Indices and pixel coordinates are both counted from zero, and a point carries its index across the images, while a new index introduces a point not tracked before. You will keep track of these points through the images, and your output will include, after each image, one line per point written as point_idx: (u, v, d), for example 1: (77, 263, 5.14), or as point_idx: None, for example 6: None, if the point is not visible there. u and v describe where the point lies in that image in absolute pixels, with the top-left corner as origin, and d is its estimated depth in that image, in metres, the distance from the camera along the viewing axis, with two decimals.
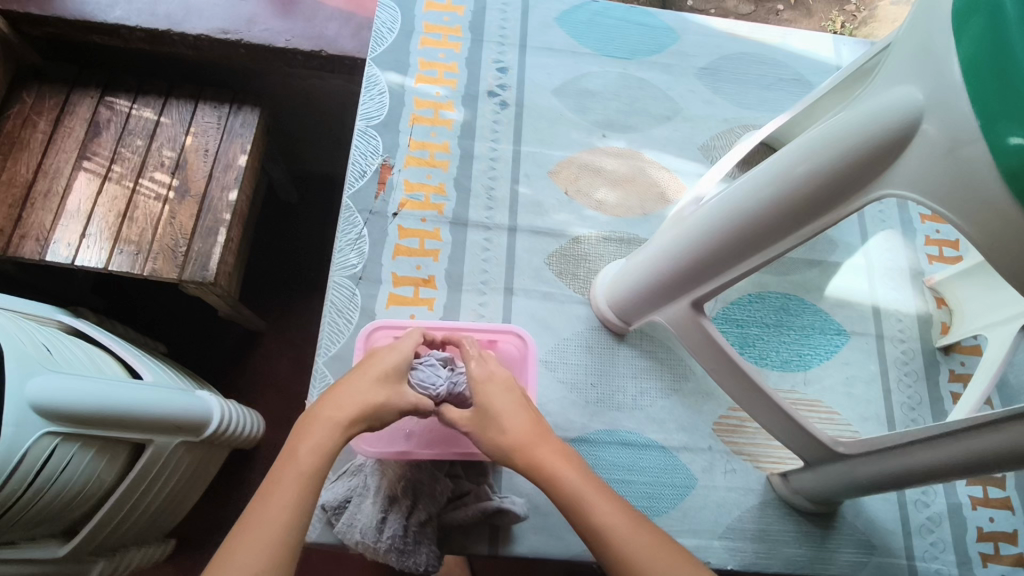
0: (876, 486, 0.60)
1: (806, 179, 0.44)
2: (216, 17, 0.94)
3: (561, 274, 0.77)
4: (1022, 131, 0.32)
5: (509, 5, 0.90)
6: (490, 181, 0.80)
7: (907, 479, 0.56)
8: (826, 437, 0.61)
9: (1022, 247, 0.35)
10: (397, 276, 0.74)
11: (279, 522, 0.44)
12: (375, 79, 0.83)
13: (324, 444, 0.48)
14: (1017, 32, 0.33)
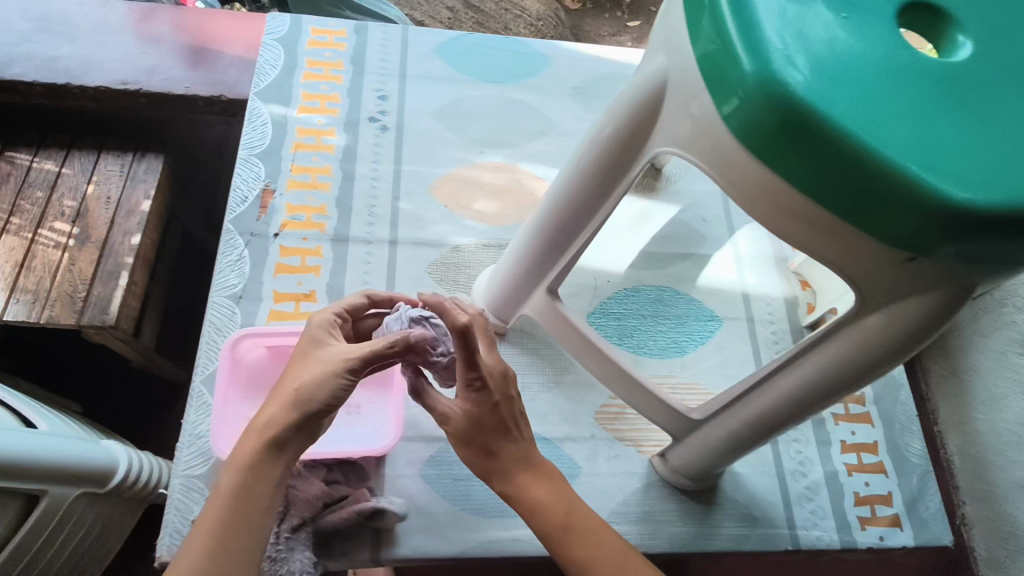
0: (731, 448, 0.63)
1: (599, 146, 0.49)
2: (117, 70, 1.02)
3: (442, 281, 0.80)
4: (728, 75, 0.38)
5: (389, 38, 0.95)
6: (371, 199, 0.83)
7: (749, 434, 0.59)
8: (680, 406, 0.65)
9: (751, 181, 0.40)
10: (278, 293, 0.76)
11: (223, 533, 0.46)
12: (258, 111, 0.86)
13: (264, 453, 0.48)
14: None
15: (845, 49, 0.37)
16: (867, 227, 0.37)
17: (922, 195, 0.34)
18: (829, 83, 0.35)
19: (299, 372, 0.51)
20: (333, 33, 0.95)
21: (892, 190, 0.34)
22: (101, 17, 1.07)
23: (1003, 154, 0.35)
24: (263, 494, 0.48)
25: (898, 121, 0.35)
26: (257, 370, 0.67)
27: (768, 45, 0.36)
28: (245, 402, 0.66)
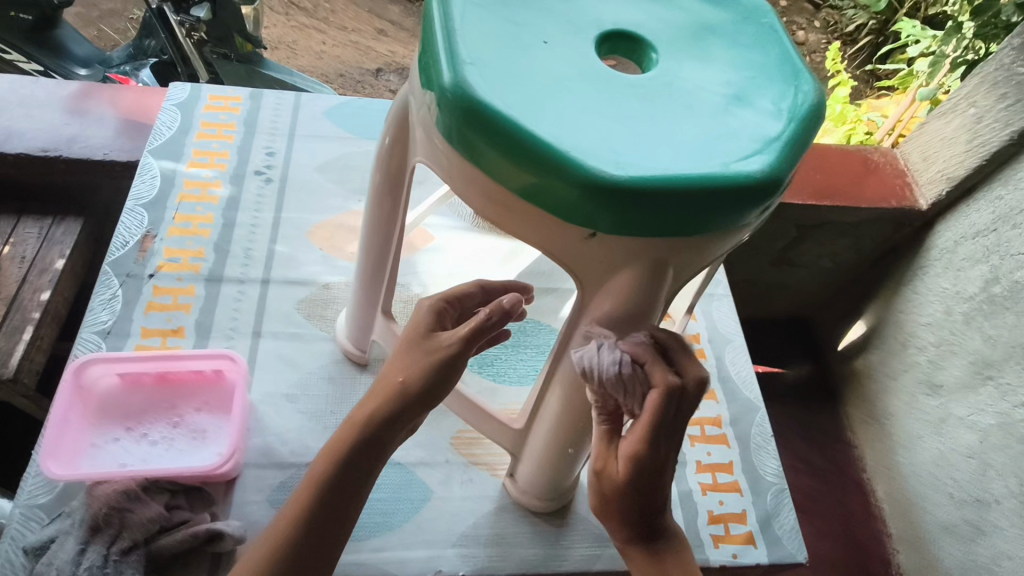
0: (550, 453, 0.67)
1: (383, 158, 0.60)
2: (37, 138, 1.10)
3: (309, 316, 0.85)
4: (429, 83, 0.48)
5: (281, 104, 1.06)
6: (249, 243, 0.89)
7: (557, 431, 0.65)
8: (504, 416, 0.71)
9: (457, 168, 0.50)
10: (146, 329, 0.79)
11: (307, 536, 0.51)
12: (149, 166, 0.93)
13: (354, 447, 0.51)
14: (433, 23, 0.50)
15: (527, 71, 0.47)
16: (552, 207, 0.45)
17: (573, 170, 0.42)
18: (502, 89, 0.45)
19: (408, 358, 0.52)
20: (229, 99, 1.04)
21: (553, 168, 0.43)
22: (32, 93, 1.15)
23: (644, 144, 0.44)
24: (345, 484, 0.51)
25: (560, 119, 0.44)
26: (107, 397, 0.71)
27: (461, 64, 0.46)
28: (89, 427, 0.68)
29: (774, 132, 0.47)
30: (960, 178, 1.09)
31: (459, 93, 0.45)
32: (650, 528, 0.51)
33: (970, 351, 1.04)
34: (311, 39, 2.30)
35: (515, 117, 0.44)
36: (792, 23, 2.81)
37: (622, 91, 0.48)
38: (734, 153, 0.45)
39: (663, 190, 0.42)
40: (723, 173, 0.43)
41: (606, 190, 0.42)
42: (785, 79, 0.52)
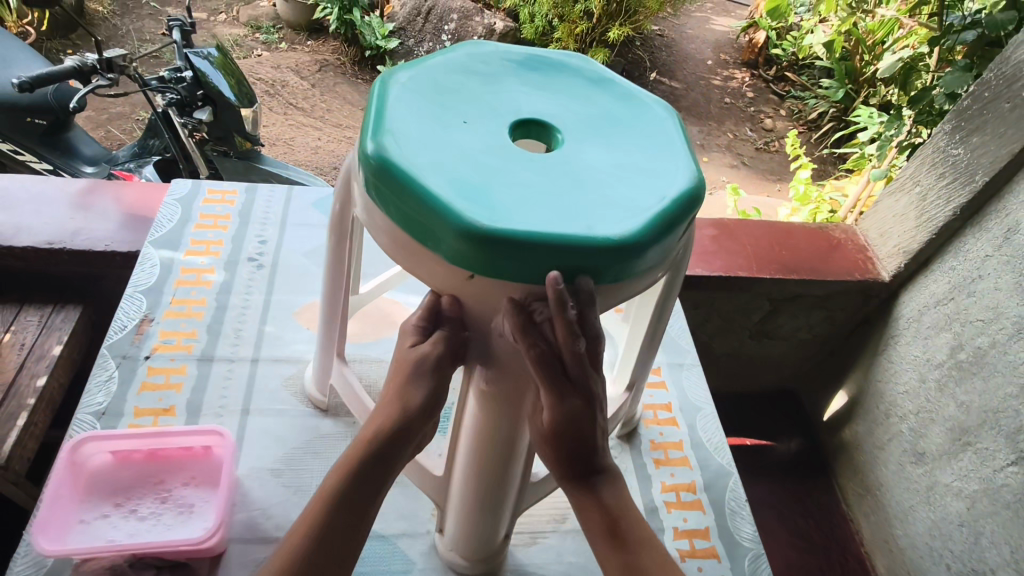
0: (468, 500, 0.72)
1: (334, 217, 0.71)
2: (44, 231, 1.15)
3: (295, 393, 0.89)
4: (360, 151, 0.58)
5: (274, 196, 1.14)
6: (239, 324, 0.94)
7: (471, 474, 0.70)
8: (429, 465, 0.76)
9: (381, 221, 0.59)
10: (139, 408, 0.83)
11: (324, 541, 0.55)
12: (149, 256, 1.00)
13: (367, 461, 0.59)
14: (372, 105, 0.60)
15: (439, 146, 0.57)
16: (442, 250, 0.54)
17: (457, 223, 0.51)
18: (411, 157, 0.55)
19: (402, 381, 0.62)
20: (226, 193, 1.12)
21: (440, 219, 0.52)
22: (40, 191, 1.22)
23: (521, 207, 0.53)
24: (359, 495, 0.57)
25: (455, 182, 0.54)
26: (97, 474, 0.73)
27: (386, 138, 0.56)
28: (79, 504, 0.71)
29: (641, 209, 0.55)
30: (915, 251, 1.17)
31: (377, 158, 0.54)
32: (587, 465, 0.61)
33: (946, 418, 1.06)
34: (307, 136, 2.46)
35: (418, 177, 0.53)
36: (760, 112, 3.04)
37: (517, 168, 0.57)
38: (597, 219, 0.53)
39: (527, 243, 0.51)
40: (582, 235, 0.52)
41: (482, 239, 0.51)
42: (665, 167, 0.60)
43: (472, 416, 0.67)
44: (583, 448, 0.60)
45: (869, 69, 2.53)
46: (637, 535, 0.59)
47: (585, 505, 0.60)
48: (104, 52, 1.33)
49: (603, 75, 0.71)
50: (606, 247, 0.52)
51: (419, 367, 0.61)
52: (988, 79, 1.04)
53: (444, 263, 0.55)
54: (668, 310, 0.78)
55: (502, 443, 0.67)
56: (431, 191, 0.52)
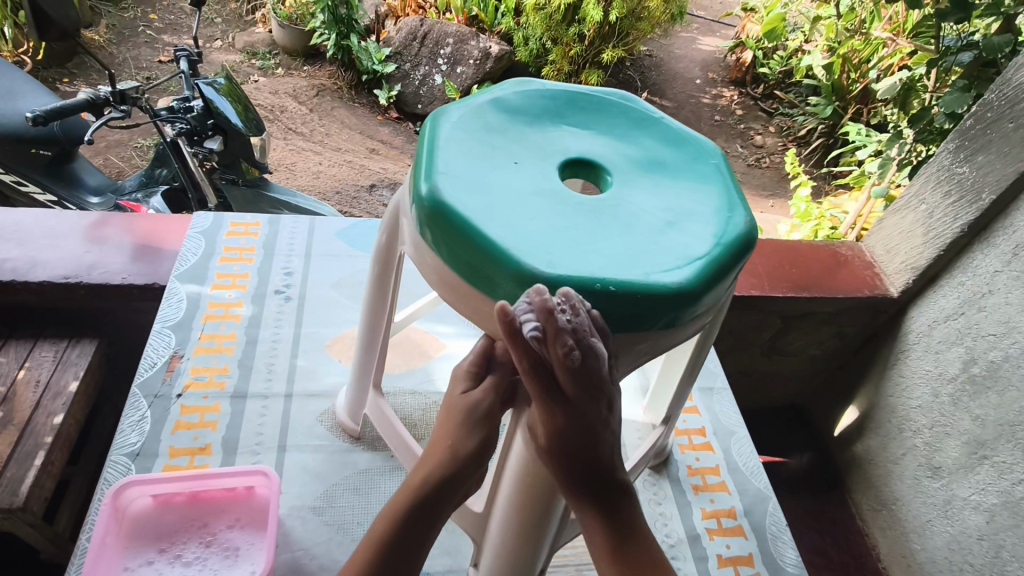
0: (506, 541, 0.70)
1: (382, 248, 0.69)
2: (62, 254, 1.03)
3: (331, 428, 0.88)
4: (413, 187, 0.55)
5: (296, 228, 1.16)
6: (271, 359, 0.94)
7: (511, 517, 0.67)
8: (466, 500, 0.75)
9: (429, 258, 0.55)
10: (174, 448, 0.82)
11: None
12: (176, 290, 1.00)
13: (414, 510, 0.55)
14: (425, 143, 0.57)
15: (490, 185, 0.54)
16: (495, 296, 0.51)
17: (513, 268, 0.48)
18: (466, 196, 0.52)
19: (452, 428, 0.59)
20: (249, 225, 1.14)
21: (496, 263, 0.49)
22: (57, 224, 1.06)
23: (575, 250, 0.50)
24: (407, 544, 0.54)
25: (508, 223, 0.51)
26: (140, 519, 0.72)
27: (439, 177, 0.53)
28: (123, 550, 0.70)
29: (699, 253, 0.52)
30: (923, 268, 1.18)
31: (430, 199, 0.51)
32: (602, 485, 0.57)
33: (962, 432, 1.07)
34: (308, 161, 2.44)
35: (473, 219, 0.50)
36: (750, 128, 3.09)
37: (569, 209, 0.54)
38: (655, 264, 0.50)
39: (586, 290, 0.48)
40: (641, 282, 0.49)
41: (538, 285, 0.48)
42: (715, 211, 0.57)
43: (513, 461, 0.64)
44: (595, 467, 0.55)
45: (857, 87, 2.55)
46: (640, 553, 0.56)
47: (596, 531, 0.57)
48: (117, 85, 1.33)
49: (649, 115, 0.68)
50: (666, 294, 0.49)
51: (471, 416, 0.58)
52: (989, 100, 1.05)
53: (494, 307, 0.52)
54: (704, 354, 0.74)
55: (545, 490, 0.64)
56: (485, 234, 0.49)
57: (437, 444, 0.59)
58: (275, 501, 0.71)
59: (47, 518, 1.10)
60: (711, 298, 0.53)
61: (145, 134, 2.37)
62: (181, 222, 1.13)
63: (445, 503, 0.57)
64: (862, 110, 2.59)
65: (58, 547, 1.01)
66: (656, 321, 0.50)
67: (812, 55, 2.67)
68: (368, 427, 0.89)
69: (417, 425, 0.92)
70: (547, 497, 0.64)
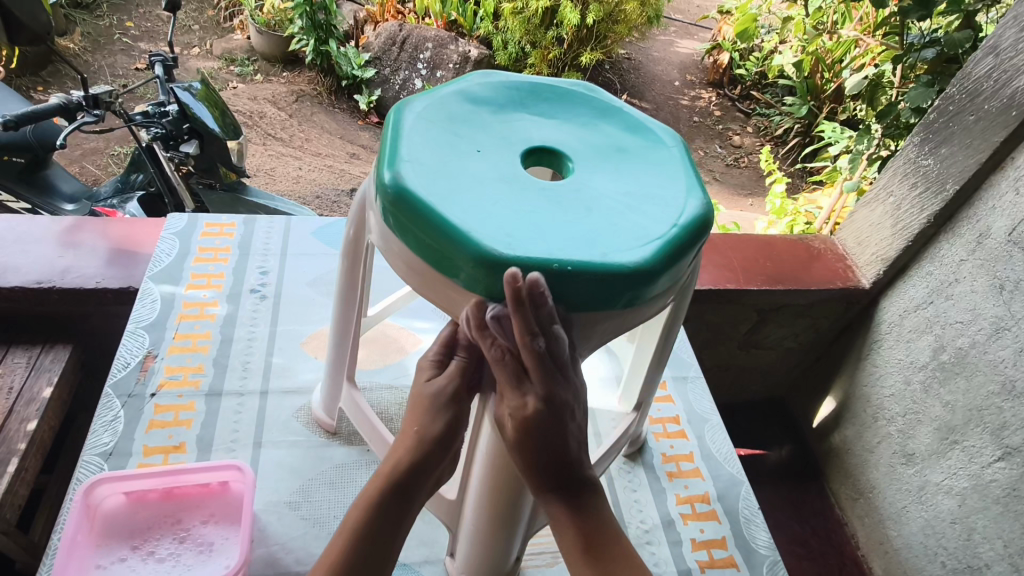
0: (479, 527, 0.71)
1: (349, 240, 0.70)
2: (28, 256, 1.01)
3: (307, 424, 0.88)
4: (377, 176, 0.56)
5: (272, 228, 1.16)
6: (246, 357, 0.94)
7: (483, 502, 0.68)
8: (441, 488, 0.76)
9: (394, 247, 0.56)
10: (148, 447, 0.81)
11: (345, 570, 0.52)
12: (149, 291, 1.00)
13: (386, 497, 0.55)
14: (388, 133, 0.58)
15: (451, 172, 0.55)
16: (458, 279, 0.52)
17: (474, 250, 0.49)
18: (428, 182, 0.53)
19: (418, 414, 0.58)
20: (224, 226, 1.14)
21: (458, 246, 0.50)
22: (28, 229, 1.05)
23: (536, 233, 0.51)
24: (381, 532, 0.54)
25: (470, 208, 0.52)
26: (113, 517, 0.72)
27: (402, 165, 0.54)
28: (95, 548, 0.70)
29: (656, 234, 0.53)
30: (892, 259, 1.21)
31: (393, 186, 0.52)
32: (568, 479, 0.57)
33: (933, 418, 1.09)
34: (288, 166, 2.44)
35: (435, 204, 0.51)
36: (728, 129, 3.14)
37: (531, 194, 0.55)
38: (613, 245, 0.52)
39: (545, 271, 0.49)
40: (599, 262, 0.50)
41: (499, 266, 0.49)
42: (673, 194, 0.59)
43: (484, 446, 0.65)
44: (564, 461, 0.56)
45: (830, 86, 2.59)
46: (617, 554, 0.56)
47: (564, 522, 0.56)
48: (90, 89, 1.32)
49: (611, 105, 0.70)
50: (625, 273, 0.50)
51: (436, 400, 0.58)
52: (951, 94, 1.07)
53: (459, 292, 0.53)
54: (672, 340, 0.76)
55: (515, 473, 0.65)
56: (447, 218, 0.50)
57: (406, 431, 0.58)
58: (249, 496, 0.71)
59: (21, 527, 1.09)
60: (668, 277, 0.55)
61: (121, 141, 2.35)
62: (156, 225, 1.13)
63: (417, 488, 0.57)
64: (836, 109, 2.63)
65: (33, 555, 0.99)
66: (614, 301, 0.52)
67: (786, 55, 2.71)
68: (344, 422, 0.89)
69: (394, 418, 0.92)
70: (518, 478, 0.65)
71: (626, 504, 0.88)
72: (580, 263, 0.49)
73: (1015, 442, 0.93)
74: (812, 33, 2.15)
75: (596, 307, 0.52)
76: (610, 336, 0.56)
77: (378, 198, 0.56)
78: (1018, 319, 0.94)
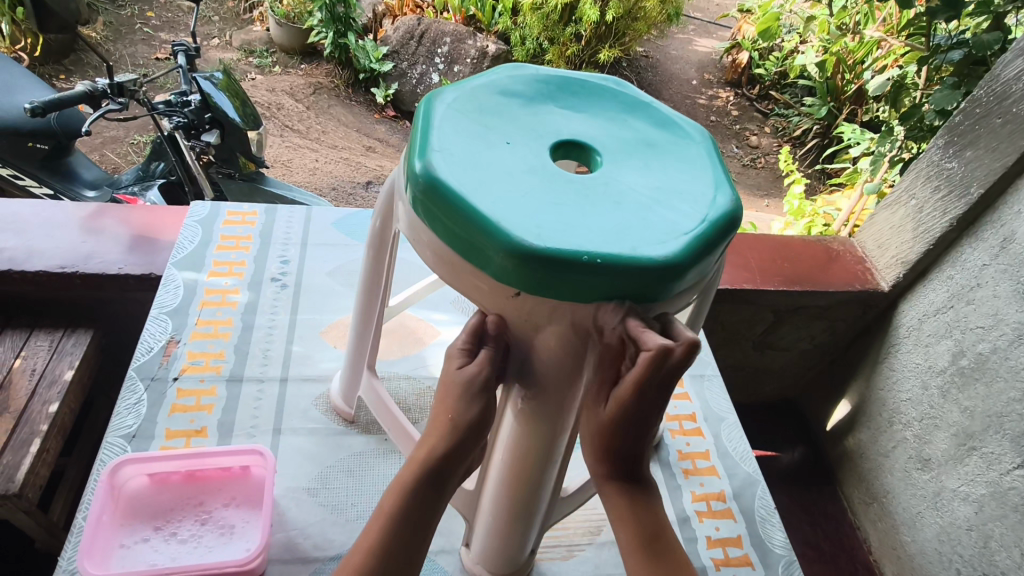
0: (498, 518, 0.71)
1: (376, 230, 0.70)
2: (52, 240, 1.02)
3: (326, 412, 0.89)
4: (409, 164, 0.56)
5: (293, 218, 1.17)
6: (267, 344, 0.95)
7: (503, 493, 0.68)
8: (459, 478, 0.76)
9: (423, 236, 0.57)
10: (170, 431, 0.82)
11: (382, 557, 0.52)
12: (172, 278, 1.01)
13: (422, 482, 0.54)
14: (419, 123, 0.58)
15: (482, 162, 0.55)
16: (488, 268, 0.52)
17: (505, 240, 0.49)
18: (460, 173, 0.53)
19: (450, 399, 0.55)
20: (246, 214, 1.15)
21: (488, 236, 0.50)
22: (53, 215, 1.06)
23: (566, 225, 0.51)
24: (417, 518, 0.54)
25: (500, 198, 0.52)
26: (137, 497, 0.73)
27: (432, 155, 0.54)
28: (119, 528, 0.70)
29: (684, 228, 0.53)
30: (912, 262, 1.20)
31: (424, 175, 0.53)
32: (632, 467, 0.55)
33: (951, 424, 1.08)
34: (305, 158, 2.45)
35: (466, 194, 0.51)
36: (745, 129, 3.11)
37: (560, 186, 0.55)
38: (642, 239, 0.52)
39: (575, 263, 0.49)
40: (628, 255, 0.50)
41: (529, 257, 0.49)
42: (702, 190, 0.58)
43: (508, 431, 0.65)
44: (633, 451, 0.55)
45: (851, 87, 2.56)
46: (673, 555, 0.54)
47: (624, 511, 0.55)
48: (115, 78, 1.33)
49: (639, 100, 0.70)
50: (654, 267, 0.50)
51: (468, 390, 0.55)
52: (978, 96, 1.06)
53: (487, 282, 0.53)
54: (692, 339, 0.76)
55: (538, 464, 0.65)
56: (477, 209, 0.50)
57: (444, 413, 0.56)
58: (270, 480, 0.72)
59: (41, 507, 1.11)
60: (696, 273, 0.54)
61: (141, 131, 2.37)
62: (179, 213, 1.15)
63: (453, 473, 0.55)
64: (856, 110, 2.60)
65: (53, 535, 1.01)
66: (643, 295, 0.52)
67: (807, 54, 2.68)
68: (362, 411, 0.90)
69: (412, 408, 0.93)
70: (542, 460, 0.65)
71: None
72: (610, 256, 0.49)
73: None
74: (835, 32, 2.12)
75: (624, 300, 0.52)
76: None
77: (408, 187, 0.56)
78: None
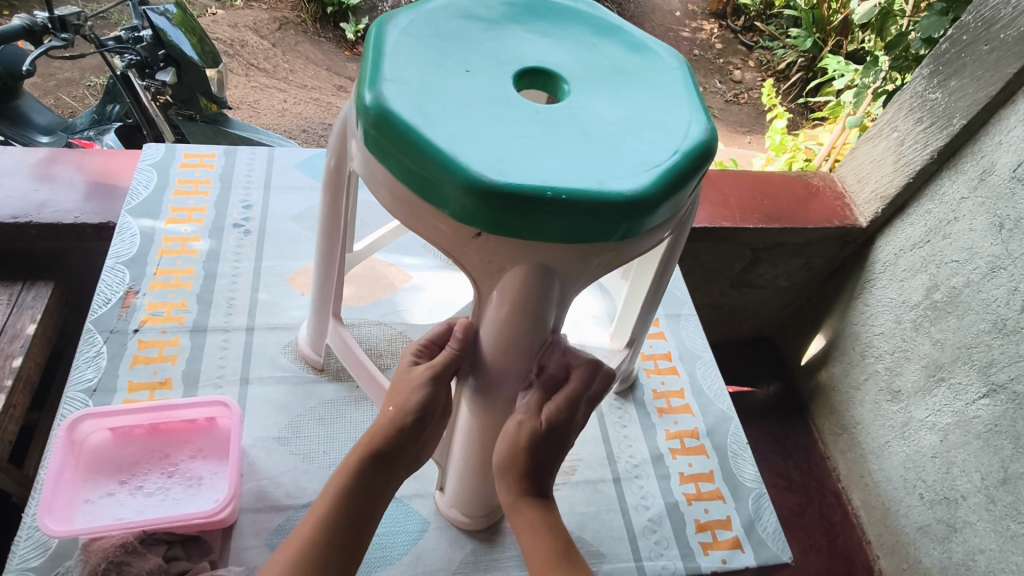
0: (470, 462, 0.70)
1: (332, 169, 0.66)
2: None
3: (295, 360, 0.87)
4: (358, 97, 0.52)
5: (254, 161, 1.12)
6: (230, 293, 0.92)
7: (474, 444, 0.68)
8: None
9: (378, 178, 0.53)
10: (133, 383, 0.80)
11: (325, 530, 0.56)
12: (128, 225, 0.97)
13: (367, 465, 0.59)
14: (370, 50, 0.54)
15: (437, 92, 0.51)
16: (446, 209, 0.49)
17: (462, 175, 0.46)
18: (413, 104, 0.49)
19: (399, 397, 0.62)
20: (204, 157, 1.10)
21: (444, 171, 0.47)
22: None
23: (529, 158, 0.48)
24: (362, 498, 0.58)
25: (458, 131, 0.48)
26: (99, 451, 0.72)
27: (384, 85, 0.50)
28: (81, 483, 0.69)
29: (655, 161, 0.50)
30: (891, 196, 1.18)
31: (375, 107, 0.49)
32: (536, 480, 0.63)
33: (922, 355, 1.09)
34: (272, 99, 2.34)
35: (420, 128, 0.48)
36: (729, 63, 2.96)
37: (523, 117, 0.51)
38: (610, 172, 0.49)
39: (539, 200, 0.46)
40: (596, 190, 0.47)
41: (488, 193, 0.46)
42: (675, 120, 0.55)
43: (467, 412, 0.66)
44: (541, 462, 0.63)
45: (837, 18, 2.49)
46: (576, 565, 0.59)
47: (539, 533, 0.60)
48: (55, 11, 1.23)
49: (610, 23, 0.65)
50: (623, 202, 0.48)
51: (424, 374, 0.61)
52: (965, 22, 1.02)
53: (448, 224, 0.50)
54: (666, 278, 0.74)
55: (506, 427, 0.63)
56: (433, 143, 0.47)
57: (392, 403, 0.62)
58: (236, 430, 0.71)
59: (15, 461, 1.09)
60: (667, 208, 0.52)
61: (97, 72, 2.24)
62: (134, 157, 1.09)
63: (400, 459, 0.60)
64: (841, 43, 2.52)
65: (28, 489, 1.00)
66: (612, 232, 0.49)
67: None
68: (333, 358, 0.88)
69: (384, 354, 0.91)
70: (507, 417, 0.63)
71: (616, 441, 0.89)
72: (575, 191, 0.46)
73: (1001, 379, 0.94)
74: None
75: (591, 238, 0.49)
76: (605, 270, 0.54)
77: (359, 121, 0.53)
78: (1016, 259, 0.92)
